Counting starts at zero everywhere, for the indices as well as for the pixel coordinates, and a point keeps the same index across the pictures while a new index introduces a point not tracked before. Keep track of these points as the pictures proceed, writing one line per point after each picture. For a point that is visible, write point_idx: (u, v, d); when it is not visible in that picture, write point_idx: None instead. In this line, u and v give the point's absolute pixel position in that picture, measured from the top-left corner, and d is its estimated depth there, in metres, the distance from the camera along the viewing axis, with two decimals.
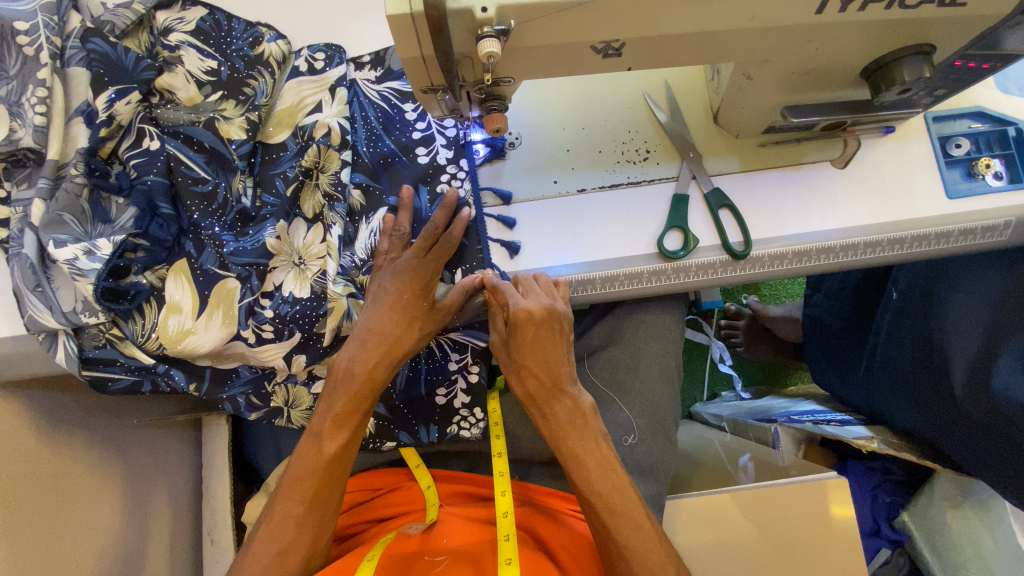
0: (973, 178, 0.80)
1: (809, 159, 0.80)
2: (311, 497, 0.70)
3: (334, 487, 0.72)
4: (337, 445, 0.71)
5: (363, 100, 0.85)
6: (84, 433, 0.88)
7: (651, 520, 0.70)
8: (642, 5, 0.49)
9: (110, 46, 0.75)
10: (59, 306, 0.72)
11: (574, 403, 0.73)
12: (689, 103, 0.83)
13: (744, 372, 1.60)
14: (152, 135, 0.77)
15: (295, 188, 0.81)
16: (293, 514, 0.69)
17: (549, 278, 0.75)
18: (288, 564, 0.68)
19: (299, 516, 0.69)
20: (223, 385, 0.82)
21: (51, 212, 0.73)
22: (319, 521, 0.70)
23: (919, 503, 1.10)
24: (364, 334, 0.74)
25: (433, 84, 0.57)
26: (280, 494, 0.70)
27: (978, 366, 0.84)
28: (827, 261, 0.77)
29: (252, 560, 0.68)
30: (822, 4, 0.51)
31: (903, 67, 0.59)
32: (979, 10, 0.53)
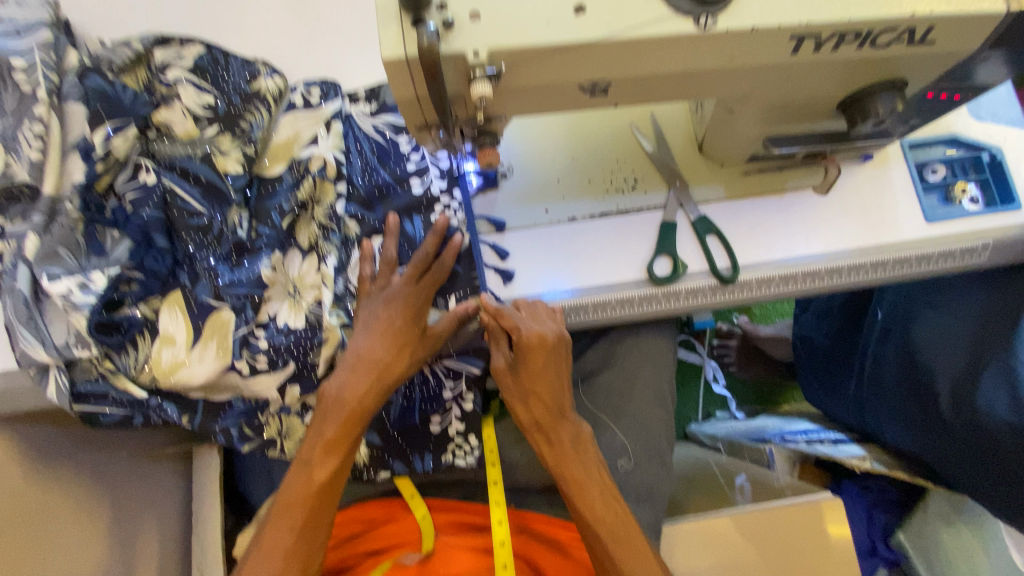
0: (950, 203, 0.83)
1: (792, 186, 0.82)
2: (300, 526, 0.69)
3: (323, 514, 0.71)
4: (327, 472, 0.70)
5: (358, 133, 0.87)
6: (71, 466, 0.87)
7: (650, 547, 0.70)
8: (626, 47, 0.51)
9: (106, 83, 0.77)
10: (51, 340, 0.72)
11: (577, 431, 0.75)
12: (675, 134, 0.85)
13: (737, 392, 1.61)
14: (148, 169, 0.78)
15: (290, 221, 0.82)
16: (282, 545, 0.68)
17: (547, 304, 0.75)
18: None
19: (288, 546, 0.68)
20: (216, 417, 0.82)
21: (46, 246, 0.73)
22: (308, 550, 0.69)
23: (913, 521, 1.13)
24: (354, 361, 0.74)
25: (427, 121, 0.59)
26: (269, 523, 0.69)
27: (964, 385, 0.86)
28: (812, 284, 0.80)
29: None
30: (796, 45, 0.53)
31: (877, 101, 0.61)
32: (946, 49, 0.56)
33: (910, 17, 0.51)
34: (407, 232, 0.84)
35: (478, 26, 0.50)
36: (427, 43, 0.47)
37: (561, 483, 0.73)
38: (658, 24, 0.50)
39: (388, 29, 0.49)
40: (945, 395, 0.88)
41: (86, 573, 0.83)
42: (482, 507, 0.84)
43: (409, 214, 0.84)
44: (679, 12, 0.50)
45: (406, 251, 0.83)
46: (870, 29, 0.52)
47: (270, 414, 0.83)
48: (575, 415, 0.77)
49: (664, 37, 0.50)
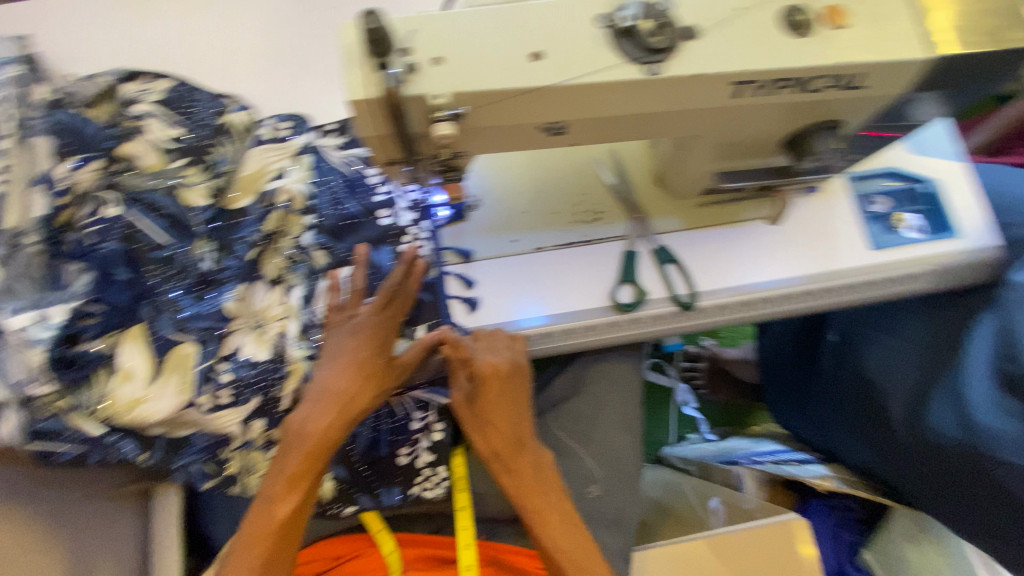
0: (891, 231, 0.88)
1: (746, 217, 0.87)
2: (259, 567, 0.67)
3: (284, 553, 0.69)
4: (288, 509, 0.69)
5: (326, 165, 0.88)
6: (23, 512, 0.81)
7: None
8: (581, 91, 0.54)
9: (71, 116, 0.80)
10: (5, 375, 0.67)
11: (538, 460, 0.75)
12: (635, 167, 0.90)
13: (708, 414, 1.64)
14: (113, 201, 0.77)
15: (256, 252, 0.82)
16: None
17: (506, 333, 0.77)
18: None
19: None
20: (177, 454, 0.78)
21: (5, 279, 0.70)
22: None
23: (879, 540, 1.14)
24: (319, 395, 0.73)
25: (394, 157, 0.61)
26: (227, 564, 0.67)
27: (915, 405, 0.90)
28: (769, 309, 0.83)
29: None
30: (737, 90, 0.57)
31: (815, 139, 0.67)
32: (872, 94, 0.61)
33: (836, 65, 0.56)
34: (375, 262, 0.84)
35: (440, 70, 0.52)
36: (389, 88, 0.50)
37: (524, 513, 0.72)
38: (610, 70, 0.53)
39: (354, 73, 0.51)
40: (901, 417, 0.92)
41: None
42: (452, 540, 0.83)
43: (377, 245, 0.85)
44: (629, 59, 0.54)
45: (374, 282, 0.83)
46: (803, 76, 0.57)
47: (232, 450, 0.82)
48: (538, 444, 0.77)
49: (616, 82, 0.54)
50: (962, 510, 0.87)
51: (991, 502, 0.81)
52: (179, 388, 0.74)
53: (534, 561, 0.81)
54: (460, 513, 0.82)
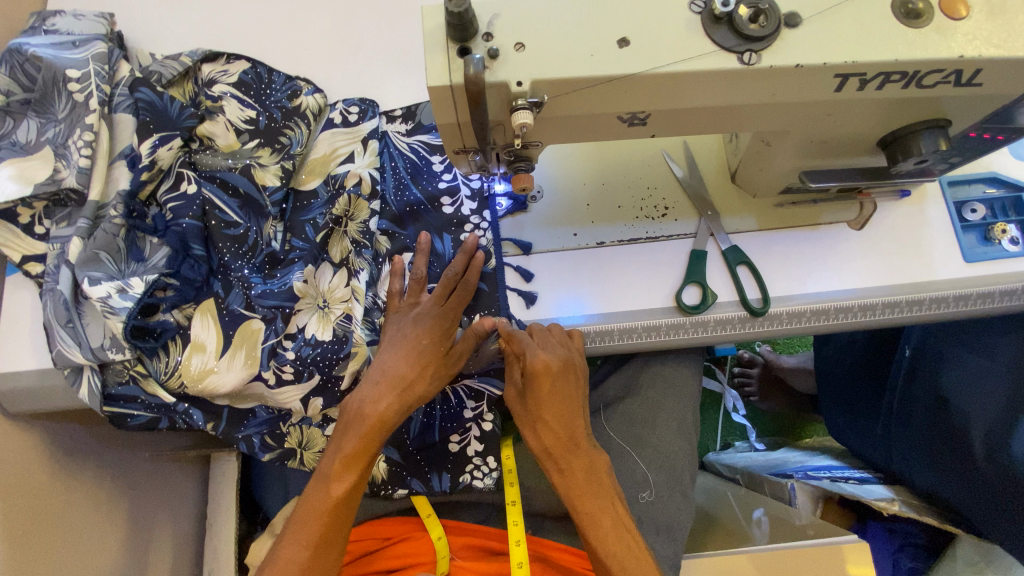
0: (989, 243, 0.80)
1: (827, 220, 0.81)
2: (315, 543, 0.68)
3: (339, 532, 0.70)
4: (344, 488, 0.69)
5: (393, 151, 0.89)
6: (94, 466, 0.88)
7: None
8: (667, 81, 0.51)
9: (156, 95, 0.82)
10: (87, 342, 0.74)
11: (591, 462, 0.73)
12: (707, 163, 0.85)
13: (757, 423, 1.57)
14: (190, 179, 0.80)
15: (324, 234, 0.83)
16: (296, 561, 0.67)
17: (563, 330, 0.76)
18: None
19: (303, 563, 0.67)
20: (239, 425, 0.83)
21: (88, 250, 0.75)
22: (322, 567, 0.68)
23: (941, 569, 1.05)
24: (378, 376, 0.74)
25: (465, 146, 0.60)
26: (285, 537, 0.69)
27: (998, 431, 0.83)
28: (847, 320, 0.77)
29: None
30: (840, 83, 0.53)
31: (919, 140, 0.60)
32: (994, 90, 0.55)
33: (957, 60, 0.51)
34: (437, 249, 0.84)
35: (523, 57, 0.50)
36: (473, 73, 0.48)
37: (575, 513, 0.71)
38: (701, 60, 0.50)
39: (435, 59, 0.50)
40: (979, 444, 0.84)
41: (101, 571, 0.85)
42: (498, 531, 0.83)
43: (438, 232, 0.84)
44: (723, 48, 0.50)
45: (436, 270, 0.83)
46: (917, 69, 0.52)
47: (293, 425, 0.84)
48: (592, 445, 0.75)
49: (706, 72, 0.51)
50: None
51: None
52: (242, 362, 0.77)
53: (580, 560, 0.80)
54: (510, 506, 0.83)
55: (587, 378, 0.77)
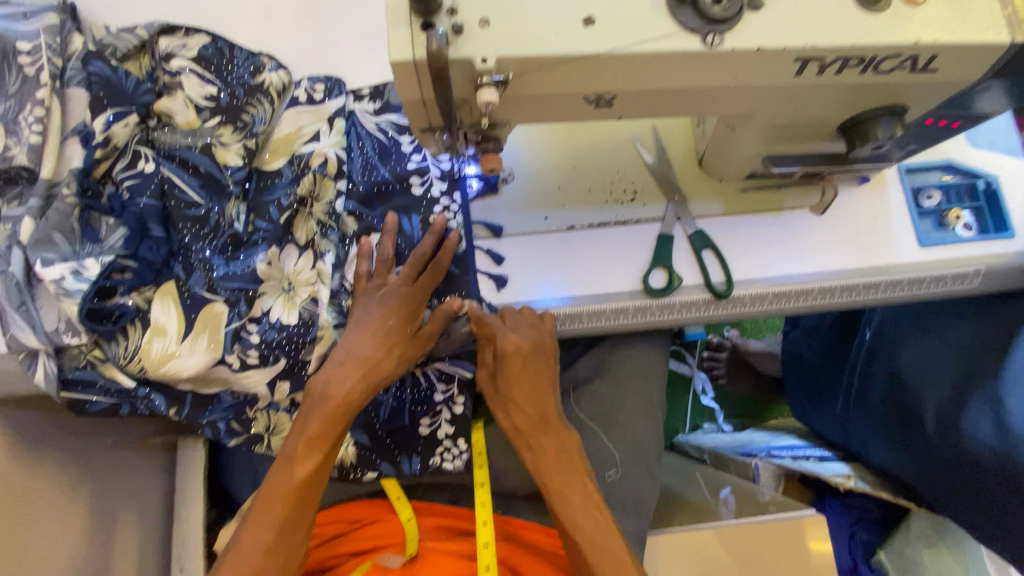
0: (943, 228, 0.84)
1: (790, 205, 0.83)
2: (280, 523, 0.68)
3: (305, 512, 0.70)
4: (308, 469, 0.69)
5: (361, 130, 0.87)
6: (57, 454, 0.86)
7: (634, 560, 0.69)
8: (634, 60, 0.51)
9: (110, 69, 0.77)
10: (41, 326, 0.71)
11: (561, 441, 0.74)
12: (676, 148, 0.86)
13: (725, 405, 1.62)
14: (147, 157, 0.77)
15: (289, 215, 0.82)
16: (261, 541, 0.67)
17: (534, 312, 0.77)
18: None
19: (268, 543, 0.67)
20: (204, 410, 0.81)
21: (40, 230, 0.72)
22: (288, 546, 0.68)
23: (896, 540, 1.11)
24: (344, 356, 0.74)
25: (432, 124, 0.59)
26: (249, 519, 0.68)
27: (948, 408, 0.87)
28: (805, 303, 0.80)
29: None
30: (801, 67, 0.54)
31: (877, 126, 0.62)
32: (947, 77, 0.57)
33: (912, 45, 0.52)
34: (405, 229, 0.83)
35: (488, 33, 0.50)
36: (436, 48, 0.47)
37: (545, 490, 0.73)
38: (666, 40, 0.51)
39: (398, 32, 0.49)
40: (931, 422, 0.89)
41: (62, 560, 0.83)
42: (468, 512, 0.84)
43: (407, 213, 0.84)
44: (687, 28, 0.51)
45: (405, 251, 0.82)
46: (873, 54, 0.53)
47: (259, 410, 0.83)
48: (562, 425, 0.76)
49: (672, 52, 0.51)
50: (982, 512, 0.84)
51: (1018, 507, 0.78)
52: (204, 346, 0.76)
53: (550, 538, 0.81)
54: (479, 487, 0.83)
55: (557, 358, 0.78)
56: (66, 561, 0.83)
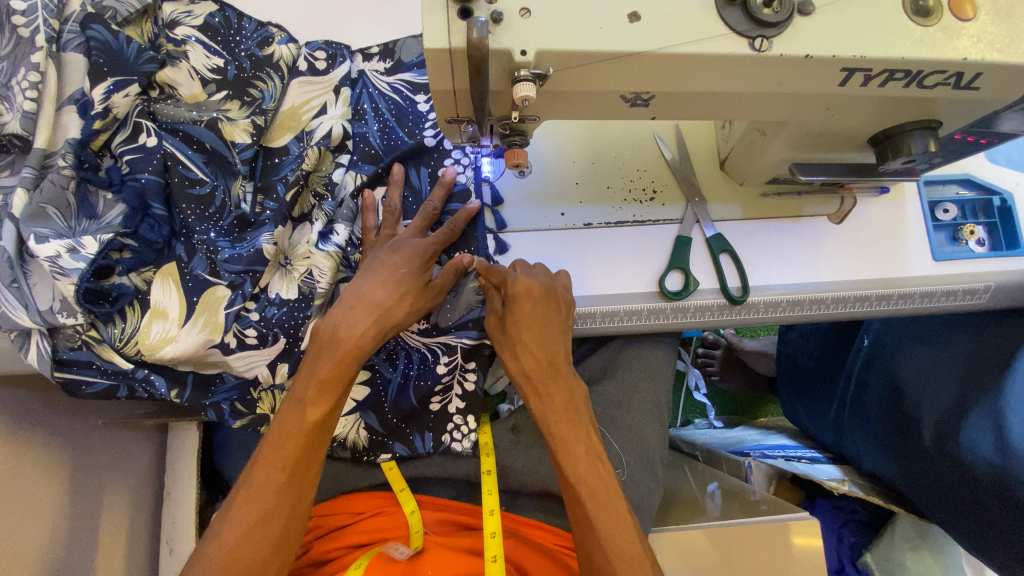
0: (956, 243, 0.84)
1: (808, 212, 0.82)
2: (292, 465, 0.65)
3: (315, 455, 0.67)
4: (320, 412, 0.67)
5: (372, 91, 0.85)
6: (42, 431, 0.84)
7: (633, 516, 0.68)
8: (676, 61, 0.49)
9: (111, 35, 0.71)
10: (35, 305, 0.69)
11: (570, 388, 0.73)
12: (697, 150, 0.85)
13: (716, 401, 1.63)
14: (149, 131, 0.74)
15: (295, 193, 0.78)
16: (273, 482, 0.64)
17: (548, 269, 0.77)
18: (267, 532, 0.63)
19: (280, 484, 0.65)
20: (207, 391, 0.79)
21: (34, 203, 0.68)
22: (299, 489, 0.66)
23: (880, 545, 1.13)
24: (354, 301, 0.71)
25: (459, 115, 0.56)
26: (259, 461, 0.65)
27: (947, 419, 0.88)
28: (820, 311, 0.79)
29: (230, 527, 0.63)
30: (846, 77, 0.52)
31: (910, 141, 0.60)
32: (989, 95, 0.55)
33: (960, 62, 0.50)
34: (413, 184, 0.82)
35: (528, 23, 0.47)
36: (477, 38, 0.45)
37: (547, 438, 0.71)
38: (712, 42, 0.49)
39: (434, 18, 0.47)
40: (929, 433, 0.90)
41: (50, 540, 0.81)
42: (472, 507, 0.84)
43: (416, 164, 0.83)
44: (734, 31, 0.49)
45: (411, 204, 0.82)
46: (921, 69, 0.51)
47: (261, 391, 0.80)
48: (570, 372, 0.74)
49: (717, 55, 0.49)
50: (975, 527, 0.85)
51: (1011, 518, 0.79)
52: (206, 331, 0.73)
53: (553, 537, 0.81)
54: (485, 475, 0.83)
55: (571, 316, 0.76)
56: (53, 541, 0.81)
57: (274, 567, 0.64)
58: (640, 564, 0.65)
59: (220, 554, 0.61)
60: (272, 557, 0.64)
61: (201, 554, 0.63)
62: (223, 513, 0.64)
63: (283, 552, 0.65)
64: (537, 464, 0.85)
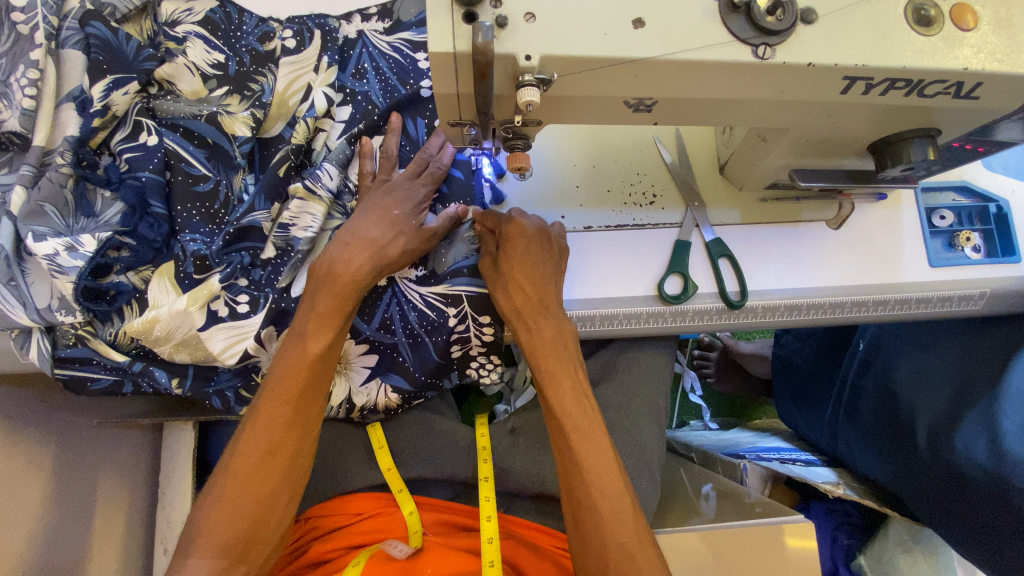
0: (953, 249, 0.84)
1: (807, 217, 0.83)
2: (295, 398, 0.66)
3: (319, 389, 0.69)
4: (321, 345, 0.68)
5: (372, 50, 0.83)
6: (38, 430, 0.84)
7: (614, 450, 0.69)
8: (679, 68, 0.50)
9: (110, 32, 0.72)
10: (33, 303, 0.69)
11: (560, 325, 0.72)
12: (697, 152, 0.85)
13: (712, 403, 1.64)
14: (149, 129, 0.73)
15: (288, 167, 0.76)
16: (278, 414, 0.65)
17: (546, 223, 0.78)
18: (275, 464, 0.65)
19: (285, 417, 0.65)
20: (208, 381, 0.77)
21: (32, 202, 0.68)
22: (304, 422, 0.67)
23: (874, 547, 1.15)
24: (349, 238, 0.71)
25: (462, 118, 0.56)
26: (264, 394, 0.66)
27: (941, 423, 0.88)
28: (817, 316, 0.80)
29: (239, 460, 0.64)
30: (848, 85, 0.52)
31: (909, 148, 0.60)
32: (989, 105, 0.55)
33: (961, 72, 0.51)
34: (409, 132, 0.81)
35: (533, 28, 0.48)
36: (482, 42, 0.45)
37: (534, 372, 0.71)
38: (716, 49, 0.49)
39: (439, 20, 0.47)
40: (923, 438, 0.90)
41: (42, 539, 0.80)
42: (470, 508, 0.84)
43: (411, 114, 0.81)
44: (739, 38, 0.49)
45: (408, 153, 0.81)
46: (922, 78, 0.52)
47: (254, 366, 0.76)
48: (562, 312, 0.74)
49: (720, 62, 0.49)
50: (969, 531, 0.86)
51: (1004, 523, 0.79)
52: (199, 307, 0.72)
53: (550, 538, 0.82)
54: (484, 481, 0.84)
55: (563, 259, 0.76)
56: (45, 541, 0.81)
57: (284, 498, 0.66)
58: (621, 496, 0.66)
59: (231, 485, 0.63)
60: (282, 488, 0.65)
61: (213, 487, 0.65)
62: (232, 447, 0.66)
63: (291, 484, 0.67)
64: (535, 464, 0.85)
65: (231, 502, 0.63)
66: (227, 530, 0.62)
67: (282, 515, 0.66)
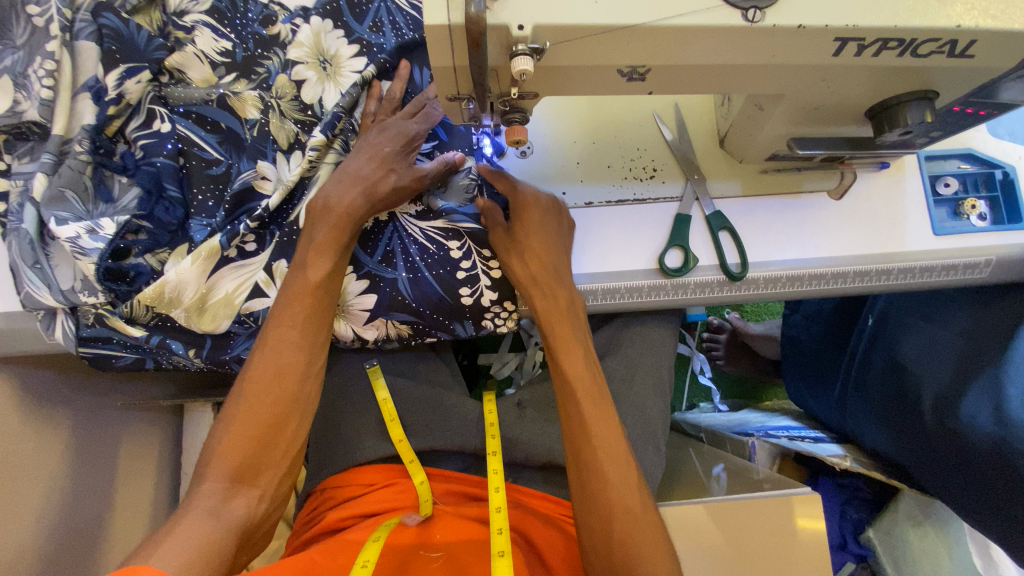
0: (957, 217, 0.84)
1: (808, 188, 0.83)
2: (302, 321, 0.69)
3: (322, 313, 0.71)
4: (321, 270, 0.70)
5: (390, 5, 0.83)
6: (69, 412, 0.88)
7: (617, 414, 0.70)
8: (668, 33, 0.51)
9: (121, 22, 0.74)
10: (57, 284, 0.72)
11: (572, 294, 0.74)
12: (696, 127, 0.86)
13: (722, 385, 1.65)
14: (163, 117, 0.76)
15: (259, 129, 0.78)
16: (287, 338, 0.68)
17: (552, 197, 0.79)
18: (285, 385, 0.67)
19: (292, 339, 0.68)
20: (224, 347, 0.78)
21: (54, 187, 0.71)
22: (311, 346, 0.69)
23: (884, 521, 1.16)
24: (341, 173, 0.74)
25: (459, 92, 0.58)
26: (271, 321, 0.69)
27: (948, 393, 0.88)
28: (819, 287, 0.81)
29: (251, 385, 0.66)
30: (839, 47, 0.53)
31: (906, 111, 0.60)
32: (985, 63, 0.55)
33: (953, 29, 0.51)
34: (415, 79, 0.82)
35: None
36: (474, 12, 0.47)
37: (536, 314, 0.74)
38: (705, 14, 0.50)
39: None
40: (929, 408, 0.91)
41: (71, 514, 0.85)
42: (478, 479, 0.87)
43: (418, 61, 0.82)
44: (728, 3, 0.50)
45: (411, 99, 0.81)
46: (914, 37, 0.52)
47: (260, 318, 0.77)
48: (570, 281, 0.76)
49: (711, 27, 0.50)
50: (977, 500, 0.86)
51: (1010, 489, 0.79)
52: (199, 262, 0.73)
53: (557, 507, 0.83)
54: (491, 455, 0.86)
55: (569, 232, 0.79)
56: (75, 516, 0.85)
57: (295, 420, 0.68)
58: (622, 454, 0.67)
59: (244, 407, 0.66)
60: (292, 410, 0.67)
61: (226, 413, 0.67)
62: (244, 374, 0.68)
63: (301, 408, 0.68)
64: (540, 435, 0.87)
65: (244, 422, 0.65)
66: (242, 449, 0.64)
67: (293, 439, 0.68)
